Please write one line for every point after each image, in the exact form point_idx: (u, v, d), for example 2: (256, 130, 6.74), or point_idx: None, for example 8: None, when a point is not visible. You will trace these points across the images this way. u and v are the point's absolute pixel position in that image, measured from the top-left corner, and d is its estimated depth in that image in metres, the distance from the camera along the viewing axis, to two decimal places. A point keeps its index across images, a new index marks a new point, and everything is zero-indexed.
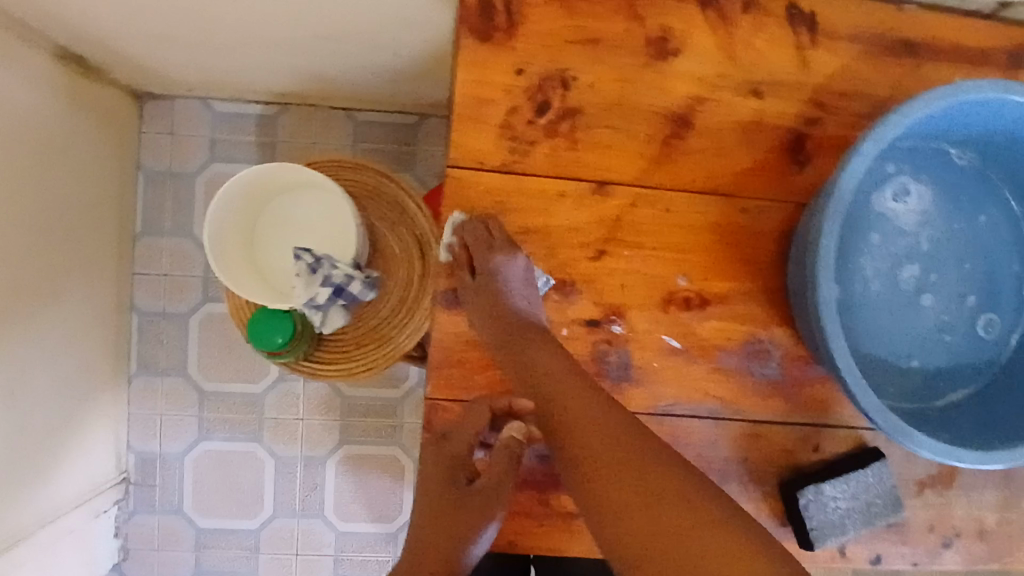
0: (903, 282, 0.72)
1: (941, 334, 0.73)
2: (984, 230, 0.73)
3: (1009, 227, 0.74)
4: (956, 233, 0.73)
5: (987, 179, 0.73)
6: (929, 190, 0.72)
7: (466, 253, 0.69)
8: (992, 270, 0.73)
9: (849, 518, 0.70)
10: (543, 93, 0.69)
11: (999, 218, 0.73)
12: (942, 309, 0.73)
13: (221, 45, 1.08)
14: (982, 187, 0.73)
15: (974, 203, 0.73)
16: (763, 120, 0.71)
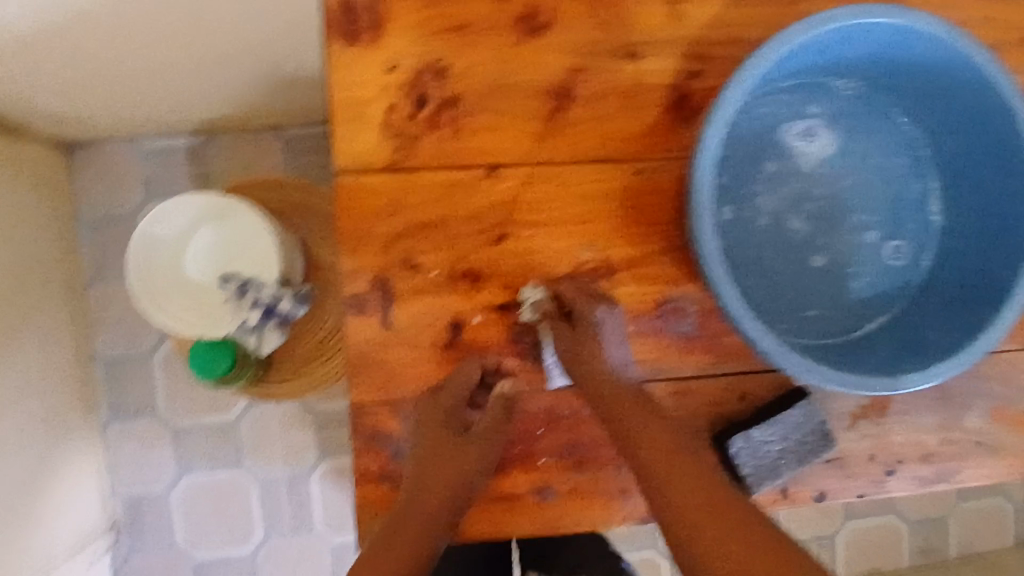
0: (798, 224, 0.73)
1: (848, 270, 0.74)
2: (877, 160, 0.74)
3: (904, 152, 0.74)
4: (849, 168, 0.74)
5: (876, 109, 0.73)
6: (818, 129, 0.73)
7: (367, 257, 0.69)
8: (891, 198, 0.74)
9: (784, 459, 0.72)
10: (419, 86, 0.69)
11: (891, 146, 0.74)
12: (844, 244, 0.74)
13: (127, 84, 1.07)
14: (872, 118, 0.74)
15: (865, 136, 0.74)
16: (644, 80, 0.71)
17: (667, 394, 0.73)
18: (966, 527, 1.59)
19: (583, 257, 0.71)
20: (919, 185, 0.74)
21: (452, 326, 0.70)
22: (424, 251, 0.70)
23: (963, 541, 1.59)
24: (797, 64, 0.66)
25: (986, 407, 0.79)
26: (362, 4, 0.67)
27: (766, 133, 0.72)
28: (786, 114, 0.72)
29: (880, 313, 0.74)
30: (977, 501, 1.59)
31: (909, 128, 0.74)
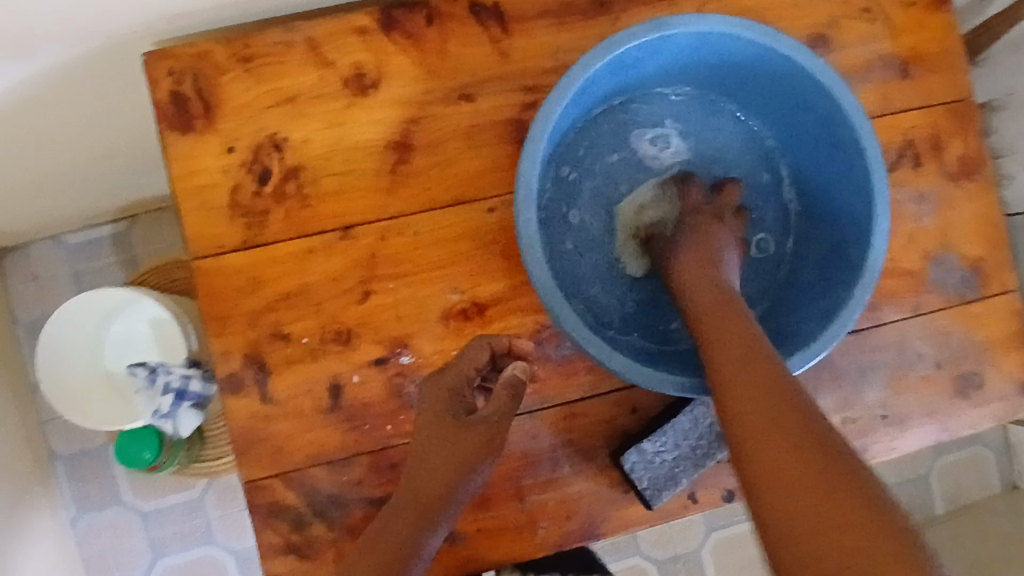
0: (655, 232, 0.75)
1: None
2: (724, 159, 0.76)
3: (748, 148, 0.76)
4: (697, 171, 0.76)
5: (714, 111, 0.75)
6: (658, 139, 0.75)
7: (236, 336, 0.70)
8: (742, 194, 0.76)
9: (679, 467, 0.71)
10: (260, 162, 0.70)
11: (735, 144, 0.76)
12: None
13: (23, 192, 1.09)
14: (711, 120, 0.76)
15: (708, 138, 0.76)
16: (481, 119, 0.72)
17: (558, 420, 0.73)
18: (951, 479, 1.45)
19: (450, 299, 0.72)
20: (767, 176, 0.76)
21: (331, 389, 0.71)
22: (291, 321, 0.70)
23: (951, 496, 1.45)
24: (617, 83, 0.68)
25: (884, 380, 0.77)
26: (191, 93, 0.69)
27: (607, 154, 0.74)
28: (624, 130, 0.74)
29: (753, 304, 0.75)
30: (960, 451, 1.46)
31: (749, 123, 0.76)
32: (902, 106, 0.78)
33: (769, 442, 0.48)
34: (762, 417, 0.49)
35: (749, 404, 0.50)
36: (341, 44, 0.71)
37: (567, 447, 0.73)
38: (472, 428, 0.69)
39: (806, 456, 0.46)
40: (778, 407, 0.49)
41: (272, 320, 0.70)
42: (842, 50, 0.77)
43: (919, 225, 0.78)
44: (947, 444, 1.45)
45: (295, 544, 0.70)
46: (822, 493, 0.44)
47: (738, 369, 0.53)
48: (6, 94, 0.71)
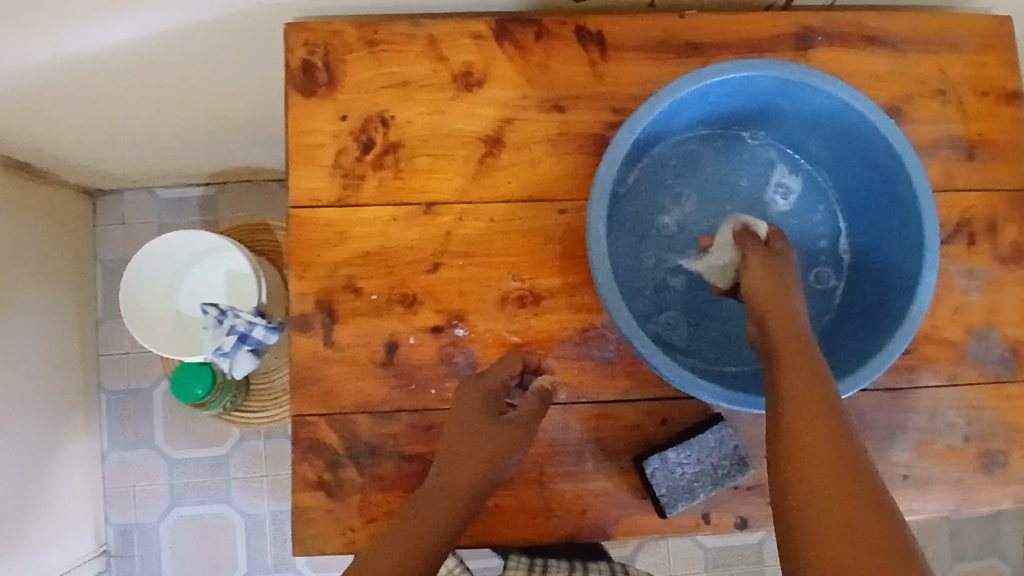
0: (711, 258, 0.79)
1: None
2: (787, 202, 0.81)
3: (812, 198, 0.81)
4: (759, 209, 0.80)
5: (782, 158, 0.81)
6: (725, 175, 0.80)
7: (314, 282, 0.77)
8: (801, 237, 0.80)
9: (698, 483, 0.74)
10: (367, 133, 0.78)
11: (801, 190, 0.81)
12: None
13: (141, 137, 1.20)
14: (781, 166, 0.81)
15: (774, 181, 0.81)
16: (568, 130, 0.79)
17: (590, 417, 0.77)
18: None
19: (510, 285, 0.78)
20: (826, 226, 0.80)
21: (387, 346, 0.77)
22: (365, 277, 0.77)
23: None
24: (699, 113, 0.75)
25: (912, 441, 0.79)
26: (320, 63, 0.78)
27: (678, 181, 0.80)
28: (695, 161, 0.80)
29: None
30: (979, 561, 1.41)
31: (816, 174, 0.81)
32: (963, 186, 0.82)
33: (811, 465, 0.52)
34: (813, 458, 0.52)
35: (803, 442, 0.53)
36: (457, 43, 0.79)
37: (594, 444, 0.77)
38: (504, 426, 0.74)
39: (849, 494, 0.49)
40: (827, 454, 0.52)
41: (348, 272, 0.77)
42: (911, 126, 0.82)
43: (966, 299, 0.81)
44: (966, 550, 1.41)
45: (327, 482, 0.75)
46: (853, 526, 0.47)
47: (803, 406, 0.56)
48: (165, 36, 0.82)
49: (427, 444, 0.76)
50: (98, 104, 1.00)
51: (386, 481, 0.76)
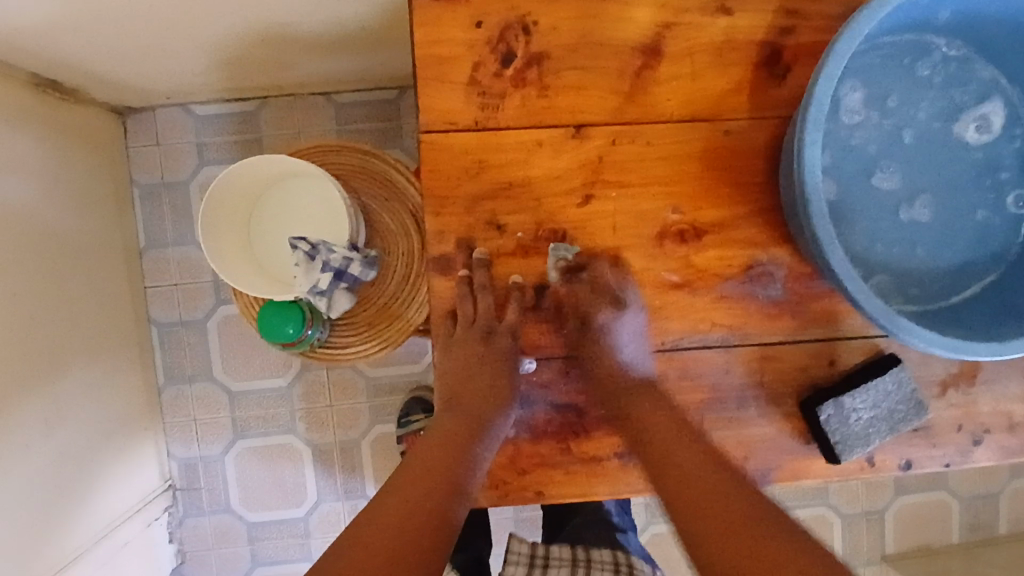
0: (885, 186, 0.69)
1: (936, 236, 0.70)
2: (984, 123, 0.68)
3: (1014, 118, 0.68)
4: (949, 130, 0.68)
5: (985, 68, 0.68)
6: (915, 89, 0.68)
7: (455, 219, 0.69)
8: (991, 164, 0.69)
9: (873, 428, 0.70)
10: (505, 43, 0.67)
11: (1002, 109, 0.68)
12: (937, 212, 0.69)
13: (182, 49, 1.04)
14: (982, 78, 0.68)
15: (972, 97, 0.68)
16: (736, 37, 0.68)
17: (753, 359, 0.72)
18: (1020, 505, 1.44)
19: (669, 218, 0.70)
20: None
21: (535, 287, 0.70)
22: (509, 212, 0.69)
23: (1017, 520, 1.44)
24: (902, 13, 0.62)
25: None
26: None
27: (852, 95, 0.67)
28: (876, 71, 0.67)
29: (970, 281, 0.70)
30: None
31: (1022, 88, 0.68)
32: None
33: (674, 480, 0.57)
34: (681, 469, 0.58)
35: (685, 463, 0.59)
36: None
37: (757, 387, 0.72)
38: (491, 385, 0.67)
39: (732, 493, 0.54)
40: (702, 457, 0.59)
41: (491, 207, 0.69)
42: None
43: None
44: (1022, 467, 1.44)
45: None
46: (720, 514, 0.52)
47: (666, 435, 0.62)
48: None
49: (578, 392, 0.71)
50: (131, 12, 0.85)
51: (538, 431, 0.71)
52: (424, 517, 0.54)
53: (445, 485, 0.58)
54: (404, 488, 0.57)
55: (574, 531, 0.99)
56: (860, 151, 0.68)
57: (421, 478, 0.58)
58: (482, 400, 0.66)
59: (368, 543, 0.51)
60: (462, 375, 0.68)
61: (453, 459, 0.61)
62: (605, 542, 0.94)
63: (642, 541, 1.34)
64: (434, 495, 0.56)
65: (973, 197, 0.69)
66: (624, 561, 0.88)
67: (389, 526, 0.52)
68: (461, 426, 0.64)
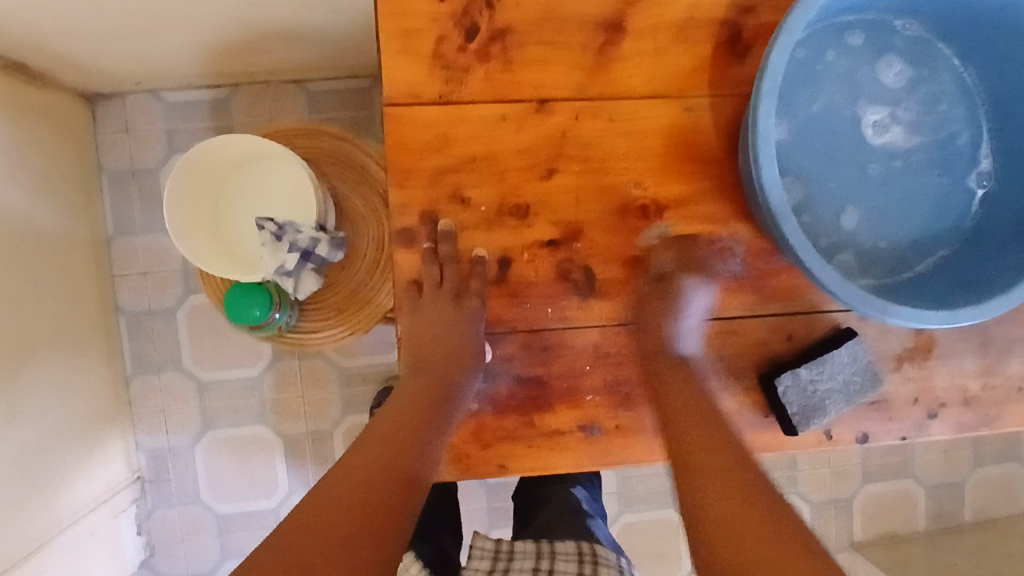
0: (813, 177, 0.70)
1: (870, 224, 0.71)
2: (894, 113, 0.70)
3: (927, 109, 0.71)
4: (863, 121, 0.70)
5: (896, 62, 0.70)
6: (833, 83, 0.69)
7: (419, 193, 0.69)
8: (907, 152, 0.71)
9: (830, 399, 0.71)
10: (469, 17, 0.67)
11: (925, 102, 0.70)
12: (865, 202, 0.71)
13: (147, 34, 1.02)
14: (897, 69, 0.70)
15: (882, 90, 0.70)
16: (698, 15, 0.70)
17: (713, 334, 0.73)
18: (983, 493, 1.47)
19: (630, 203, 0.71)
20: (945, 140, 0.71)
21: (499, 262, 0.70)
22: (473, 186, 0.69)
23: (980, 507, 1.47)
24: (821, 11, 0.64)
25: None
26: None
27: (811, 74, 0.69)
28: (834, 51, 0.69)
29: (915, 263, 0.72)
30: (995, 467, 1.47)
31: (954, 77, 0.70)
32: None
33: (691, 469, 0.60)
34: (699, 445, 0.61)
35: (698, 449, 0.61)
36: None
37: (717, 361, 0.73)
38: (453, 355, 0.68)
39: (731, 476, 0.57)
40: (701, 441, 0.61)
41: (455, 181, 0.69)
42: None
43: None
44: (985, 456, 1.47)
45: None
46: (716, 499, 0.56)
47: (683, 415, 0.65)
48: None
49: (541, 365, 0.72)
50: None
51: (502, 405, 0.71)
52: (386, 480, 0.55)
53: (410, 449, 0.58)
54: (371, 451, 0.57)
55: (541, 524, 0.99)
56: (807, 137, 0.70)
57: (386, 443, 0.59)
58: (450, 366, 0.67)
59: (330, 502, 0.51)
60: (431, 342, 0.69)
61: (417, 426, 0.61)
62: (574, 533, 0.93)
63: (615, 528, 1.35)
64: (395, 459, 0.57)
65: (898, 186, 0.71)
66: (589, 551, 0.86)
67: (347, 488, 0.53)
68: (427, 391, 0.65)
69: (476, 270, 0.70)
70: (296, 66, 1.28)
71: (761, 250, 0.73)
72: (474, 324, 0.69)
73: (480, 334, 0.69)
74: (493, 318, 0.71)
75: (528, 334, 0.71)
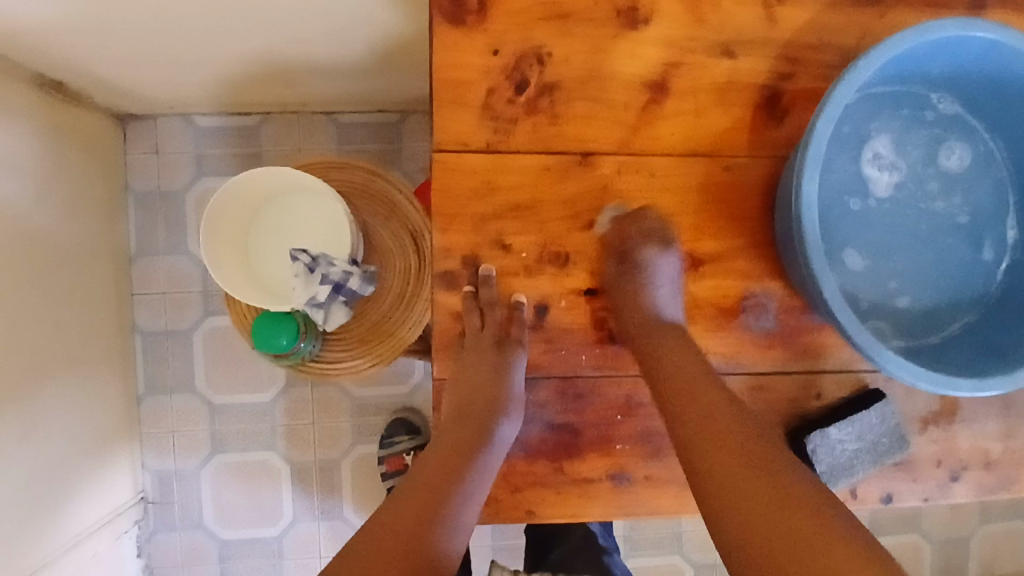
0: (835, 234, 0.72)
1: (881, 283, 0.73)
2: (895, 160, 0.72)
3: (929, 176, 0.73)
4: (864, 151, 0.72)
5: (914, 128, 0.72)
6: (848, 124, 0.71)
7: (463, 238, 0.71)
8: (904, 212, 0.73)
9: (857, 459, 0.72)
10: (520, 71, 0.70)
11: (954, 172, 0.73)
12: (860, 248, 0.72)
13: (192, 61, 1.05)
14: (925, 142, 0.72)
15: (901, 154, 0.72)
16: (738, 79, 0.72)
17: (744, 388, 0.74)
18: (989, 551, 1.46)
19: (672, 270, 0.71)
20: (943, 215, 0.73)
21: (536, 308, 0.72)
22: (515, 233, 0.71)
23: (986, 565, 1.46)
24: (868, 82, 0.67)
25: None
26: None
27: (844, 142, 0.71)
28: (869, 121, 0.71)
29: (942, 328, 0.73)
30: (1002, 524, 1.47)
31: (984, 149, 0.73)
32: None
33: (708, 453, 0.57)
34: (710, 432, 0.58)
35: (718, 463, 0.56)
36: None
37: None
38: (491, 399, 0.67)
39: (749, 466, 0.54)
40: (732, 450, 0.56)
41: (497, 228, 0.71)
42: None
43: None
44: (992, 513, 1.46)
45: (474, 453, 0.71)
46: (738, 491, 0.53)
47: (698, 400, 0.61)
48: None
49: (573, 412, 0.73)
50: (140, 17, 0.86)
51: (533, 450, 0.72)
52: (424, 525, 0.55)
53: (449, 499, 0.58)
54: (410, 496, 0.58)
55: (559, 563, 0.98)
56: (840, 200, 0.72)
57: (425, 489, 0.59)
58: (488, 412, 0.66)
59: (371, 550, 0.51)
60: (470, 388, 0.69)
61: (454, 470, 0.61)
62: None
63: None
64: (435, 511, 0.57)
65: (891, 240, 0.73)
66: None
67: (389, 535, 0.53)
68: (465, 438, 0.65)
69: (516, 315, 0.71)
70: (328, 99, 1.30)
71: (793, 308, 0.74)
72: (510, 370, 0.69)
73: (518, 382, 0.69)
74: (528, 362, 0.72)
75: (561, 381, 0.72)
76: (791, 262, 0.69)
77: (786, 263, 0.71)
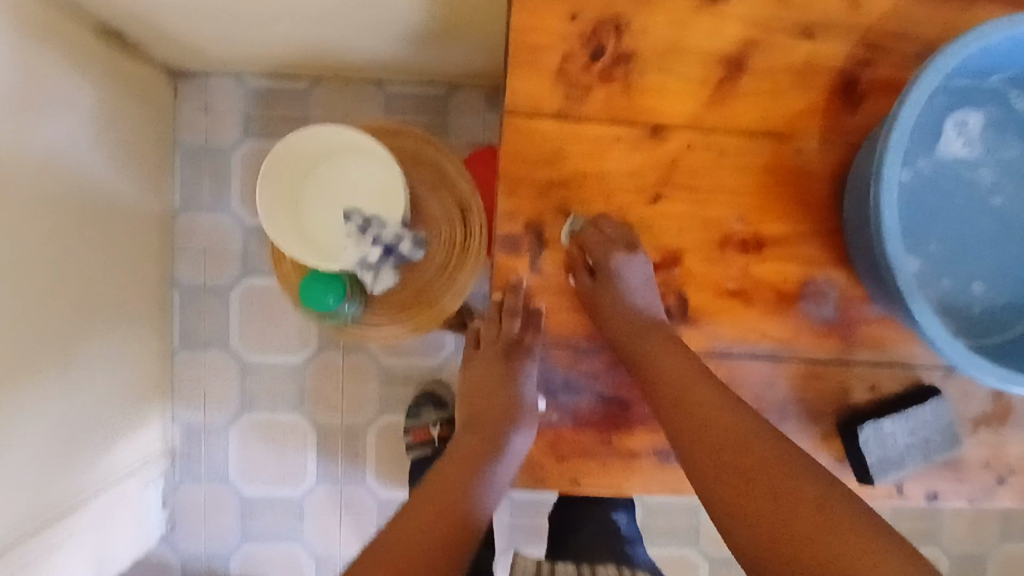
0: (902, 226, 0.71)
1: (947, 277, 0.72)
2: (971, 155, 0.71)
3: (1005, 174, 0.71)
4: (945, 127, 0.70)
5: (993, 124, 0.71)
6: (929, 106, 0.70)
7: (530, 204, 0.71)
8: (975, 208, 0.72)
9: (908, 454, 0.71)
10: (598, 38, 0.69)
11: None
12: (929, 236, 0.71)
13: (253, 19, 1.05)
14: (1001, 139, 0.71)
15: (977, 150, 0.71)
16: (817, 62, 0.71)
17: (798, 374, 0.74)
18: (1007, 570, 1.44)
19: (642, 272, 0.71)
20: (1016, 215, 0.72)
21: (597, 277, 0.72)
22: (580, 202, 0.71)
23: None
24: (967, 64, 0.65)
25: None
26: None
27: (921, 133, 0.70)
28: (947, 113, 0.70)
29: (1003, 330, 0.72)
30: None
31: None
32: None
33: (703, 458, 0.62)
34: (712, 441, 0.62)
35: (716, 469, 0.61)
36: None
37: (798, 403, 0.74)
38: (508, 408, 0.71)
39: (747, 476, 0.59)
40: (734, 456, 0.61)
41: (564, 195, 0.71)
42: None
43: None
44: (1015, 532, 1.44)
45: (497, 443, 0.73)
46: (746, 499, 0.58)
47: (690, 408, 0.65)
48: None
49: (624, 385, 0.73)
50: None
51: (581, 420, 0.72)
52: (441, 525, 0.59)
53: (465, 501, 0.63)
54: (431, 495, 0.62)
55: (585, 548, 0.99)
56: (913, 191, 0.71)
57: (444, 490, 0.63)
58: (502, 418, 0.70)
59: (396, 544, 0.56)
60: (484, 396, 0.74)
61: (470, 474, 0.66)
62: None
63: None
64: (453, 511, 0.61)
65: (960, 232, 0.72)
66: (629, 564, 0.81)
67: (409, 531, 0.58)
68: (481, 445, 0.69)
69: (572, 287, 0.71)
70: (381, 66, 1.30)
71: (854, 298, 0.73)
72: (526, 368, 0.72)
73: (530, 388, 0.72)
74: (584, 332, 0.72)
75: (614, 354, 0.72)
76: (858, 249, 0.68)
77: (854, 250, 0.70)
